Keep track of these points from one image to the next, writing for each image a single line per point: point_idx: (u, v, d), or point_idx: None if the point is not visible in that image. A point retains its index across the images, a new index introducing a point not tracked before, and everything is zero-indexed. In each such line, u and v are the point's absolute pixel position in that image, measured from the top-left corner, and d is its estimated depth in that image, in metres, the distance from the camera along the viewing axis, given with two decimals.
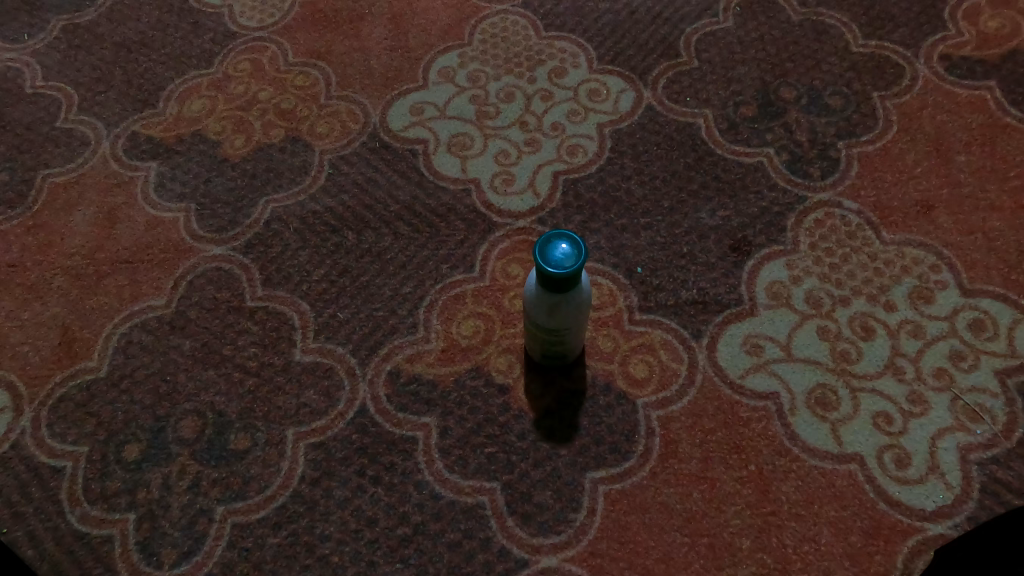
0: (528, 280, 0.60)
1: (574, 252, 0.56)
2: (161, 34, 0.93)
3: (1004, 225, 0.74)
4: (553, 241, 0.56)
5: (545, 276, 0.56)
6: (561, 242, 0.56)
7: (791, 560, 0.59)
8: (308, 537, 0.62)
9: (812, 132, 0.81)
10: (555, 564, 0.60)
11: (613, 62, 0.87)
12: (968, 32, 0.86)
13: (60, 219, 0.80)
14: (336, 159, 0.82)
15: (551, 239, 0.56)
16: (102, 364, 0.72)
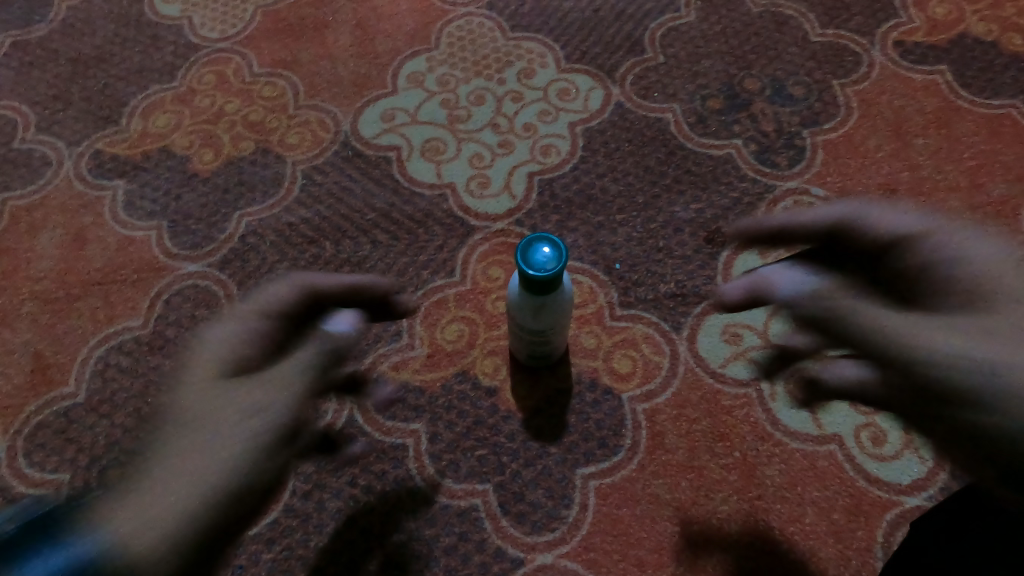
0: (511, 283, 0.61)
1: (555, 255, 0.56)
2: (120, 48, 0.91)
3: (963, 204, 0.77)
4: (534, 244, 0.56)
5: (527, 280, 0.56)
6: (542, 246, 0.56)
7: (778, 541, 0.61)
8: (303, 551, 0.62)
9: (778, 123, 0.83)
10: (551, 561, 0.61)
11: (580, 60, 0.88)
12: (919, 18, 0.88)
13: (25, 243, 0.78)
14: (309, 169, 0.82)
15: (532, 243, 0.56)
16: (80, 389, 0.71)
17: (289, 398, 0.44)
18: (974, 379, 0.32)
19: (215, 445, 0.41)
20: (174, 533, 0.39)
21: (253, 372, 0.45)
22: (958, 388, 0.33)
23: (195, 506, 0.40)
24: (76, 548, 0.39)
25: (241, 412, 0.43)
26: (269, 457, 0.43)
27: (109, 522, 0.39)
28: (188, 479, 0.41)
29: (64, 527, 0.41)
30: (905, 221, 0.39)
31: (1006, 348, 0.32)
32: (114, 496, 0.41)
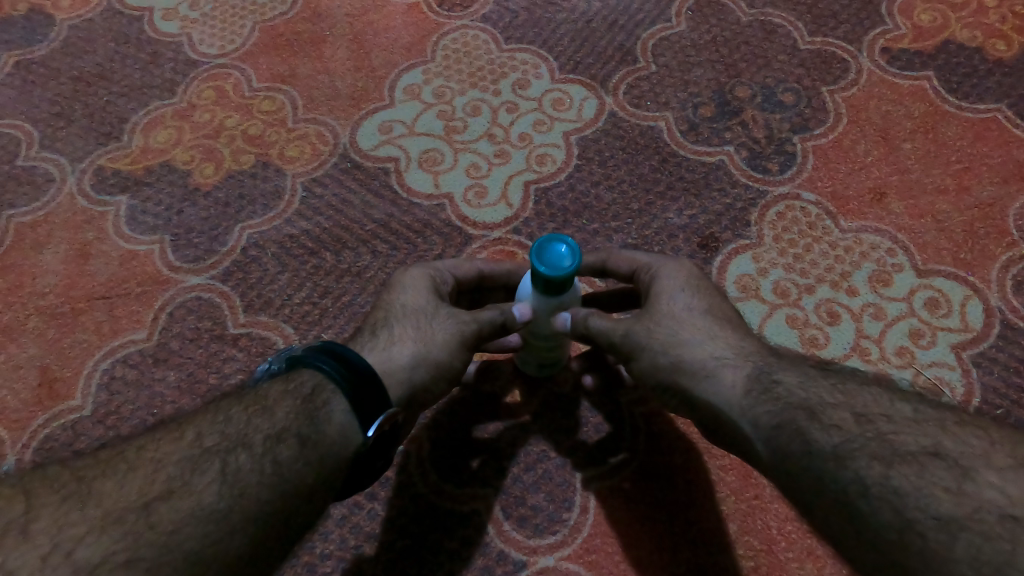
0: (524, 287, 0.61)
1: (571, 253, 0.57)
2: (121, 66, 0.93)
3: (951, 207, 0.78)
4: (550, 243, 0.57)
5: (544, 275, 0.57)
6: (558, 245, 0.57)
7: (776, 540, 0.62)
8: (308, 558, 0.63)
9: (768, 129, 0.84)
10: (553, 563, 0.62)
11: (573, 71, 0.90)
12: (905, 26, 0.90)
13: (30, 259, 0.79)
14: (308, 182, 0.83)
15: (548, 243, 0.57)
16: (86, 402, 0.71)
17: (460, 352, 0.58)
18: (645, 356, 0.55)
19: (395, 374, 0.55)
20: (343, 451, 0.50)
21: (435, 323, 0.58)
22: (638, 361, 0.55)
23: (357, 433, 0.51)
24: (255, 443, 0.47)
25: (432, 350, 0.57)
26: (433, 390, 0.57)
27: (287, 423, 0.48)
28: (355, 405, 0.51)
29: (224, 424, 0.48)
30: (626, 264, 0.62)
31: (653, 331, 0.55)
32: (288, 398, 0.50)
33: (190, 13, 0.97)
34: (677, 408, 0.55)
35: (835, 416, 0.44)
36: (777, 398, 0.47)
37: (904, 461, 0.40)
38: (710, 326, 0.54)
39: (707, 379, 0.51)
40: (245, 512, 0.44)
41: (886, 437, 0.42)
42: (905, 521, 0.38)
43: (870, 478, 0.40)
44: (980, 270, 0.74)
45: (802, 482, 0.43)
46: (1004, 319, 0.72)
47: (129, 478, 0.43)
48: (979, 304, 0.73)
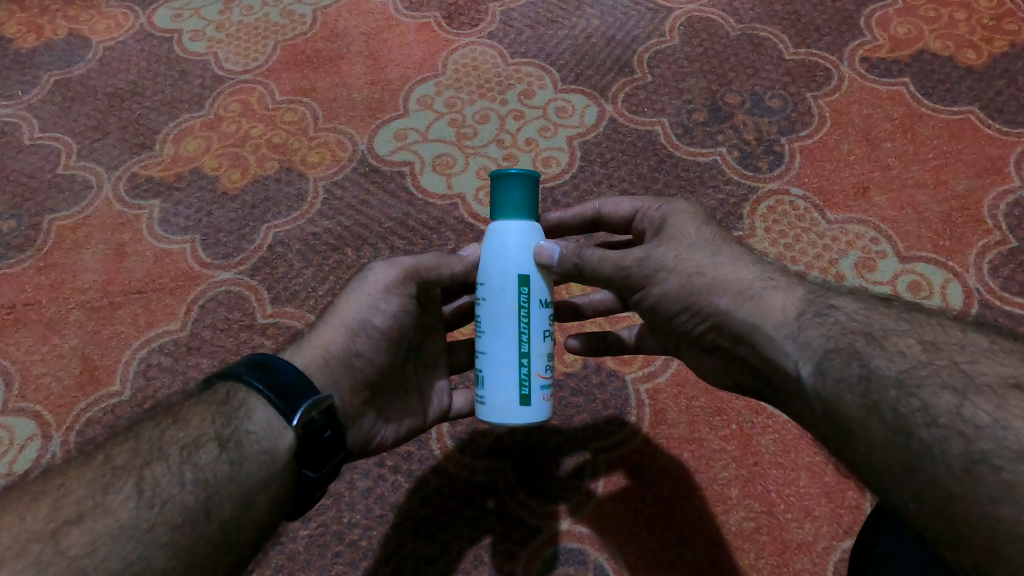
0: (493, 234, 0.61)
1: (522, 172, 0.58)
2: (152, 83, 0.99)
3: (930, 199, 0.84)
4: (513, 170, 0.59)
5: (498, 185, 0.58)
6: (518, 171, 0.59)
7: (775, 502, 0.67)
8: (337, 526, 0.68)
9: (758, 131, 0.90)
10: (567, 527, 0.68)
11: (575, 81, 0.96)
12: (882, 37, 0.97)
13: (70, 258, 0.85)
14: (329, 185, 0.89)
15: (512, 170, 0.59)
16: (125, 387, 0.76)
17: (372, 309, 0.59)
18: (667, 279, 0.57)
19: (316, 357, 0.57)
20: (273, 446, 0.51)
21: (344, 303, 0.60)
22: (656, 285, 0.57)
23: (284, 427, 0.51)
24: (171, 455, 0.48)
25: (340, 318, 0.59)
26: (360, 361, 0.58)
27: (203, 430, 0.50)
28: (273, 402, 0.51)
29: (133, 444, 0.49)
30: (625, 208, 0.66)
31: (677, 256, 0.57)
32: (204, 408, 0.51)
33: (215, 34, 1.04)
34: (700, 334, 0.57)
35: (898, 343, 0.46)
36: (830, 322, 0.49)
37: (980, 393, 0.40)
38: (736, 258, 0.57)
39: (748, 300, 0.53)
40: (168, 523, 0.45)
41: (960, 366, 0.42)
42: (975, 454, 0.38)
43: (938, 407, 0.41)
44: (959, 255, 0.80)
45: (854, 410, 0.44)
46: (983, 299, 0.77)
47: (33, 509, 0.44)
48: (959, 286, 0.78)
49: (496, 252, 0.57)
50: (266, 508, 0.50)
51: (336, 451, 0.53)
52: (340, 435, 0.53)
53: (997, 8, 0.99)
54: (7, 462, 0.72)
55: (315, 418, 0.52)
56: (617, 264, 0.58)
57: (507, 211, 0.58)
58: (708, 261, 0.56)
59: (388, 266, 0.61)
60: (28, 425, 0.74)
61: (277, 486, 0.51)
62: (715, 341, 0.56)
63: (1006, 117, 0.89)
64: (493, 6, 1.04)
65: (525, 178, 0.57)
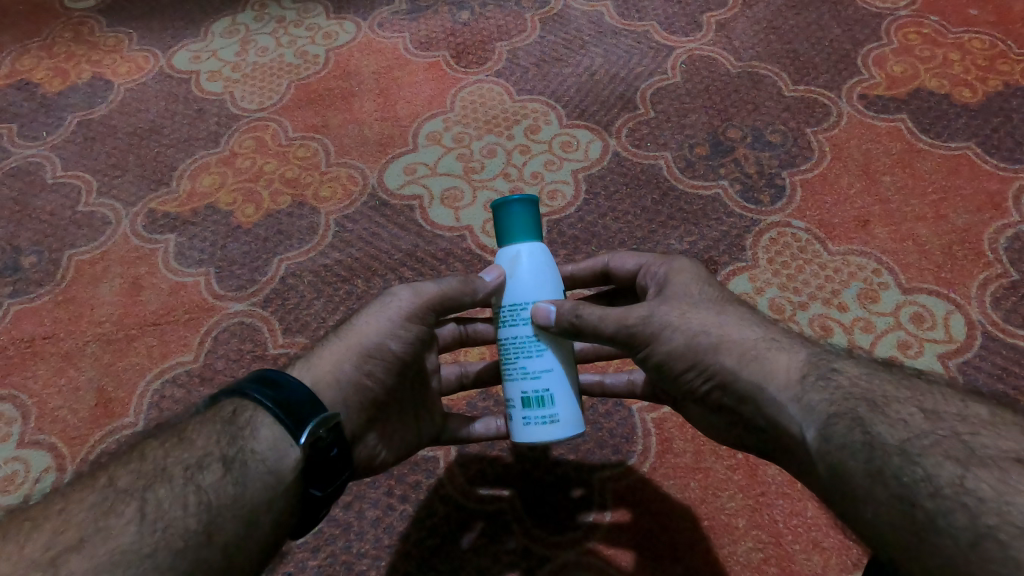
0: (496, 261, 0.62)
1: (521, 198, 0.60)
2: (171, 122, 1.03)
3: (930, 232, 0.85)
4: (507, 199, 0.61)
5: (511, 213, 0.59)
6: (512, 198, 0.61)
7: (783, 533, 0.67)
8: (346, 556, 0.68)
9: (759, 165, 0.92)
10: (574, 558, 0.68)
11: (580, 118, 0.99)
12: (879, 75, 1.00)
13: (88, 292, 0.87)
14: (341, 218, 0.91)
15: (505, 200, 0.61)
16: (138, 419, 0.77)
17: (390, 334, 0.61)
18: (673, 336, 0.57)
19: (327, 375, 0.58)
20: (277, 465, 0.52)
21: (363, 323, 0.61)
22: (661, 343, 0.57)
23: (292, 446, 0.53)
24: (174, 476, 0.48)
25: (356, 339, 0.60)
26: (372, 381, 0.60)
27: (207, 450, 0.50)
28: (282, 421, 0.53)
29: (137, 465, 0.49)
30: (630, 263, 0.68)
31: (680, 314, 0.57)
32: (209, 427, 0.52)
33: (232, 74, 1.08)
34: (705, 392, 0.57)
35: (900, 411, 0.46)
36: (833, 386, 0.49)
37: (983, 464, 0.40)
38: (729, 318, 0.57)
39: (752, 361, 0.53)
40: (170, 548, 0.44)
41: (962, 438, 0.43)
42: (980, 528, 0.38)
43: (942, 477, 0.41)
44: (961, 287, 0.81)
45: (857, 475, 0.44)
46: (986, 330, 0.78)
47: (33, 536, 0.43)
48: (961, 318, 0.79)
49: (511, 276, 0.59)
50: (269, 530, 0.51)
51: (341, 470, 0.54)
52: (346, 453, 0.55)
53: (991, 47, 1.01)
54: (22, 494, 0.73)
55: (321, 436, 0.52)
56: (619, 322, 0.58)
57: (513, 235, 0.60)
58: (712, 319, 0.57)
59: (411, 294, 0.63)
60: (43, 457, 0.75)
61: (282, 505, 0.52)
62: (718, 400, 0.56)
63: (1003, 153, 0.91)
64: (500, 47, 1.08)
65: (527, 204, 0.59)
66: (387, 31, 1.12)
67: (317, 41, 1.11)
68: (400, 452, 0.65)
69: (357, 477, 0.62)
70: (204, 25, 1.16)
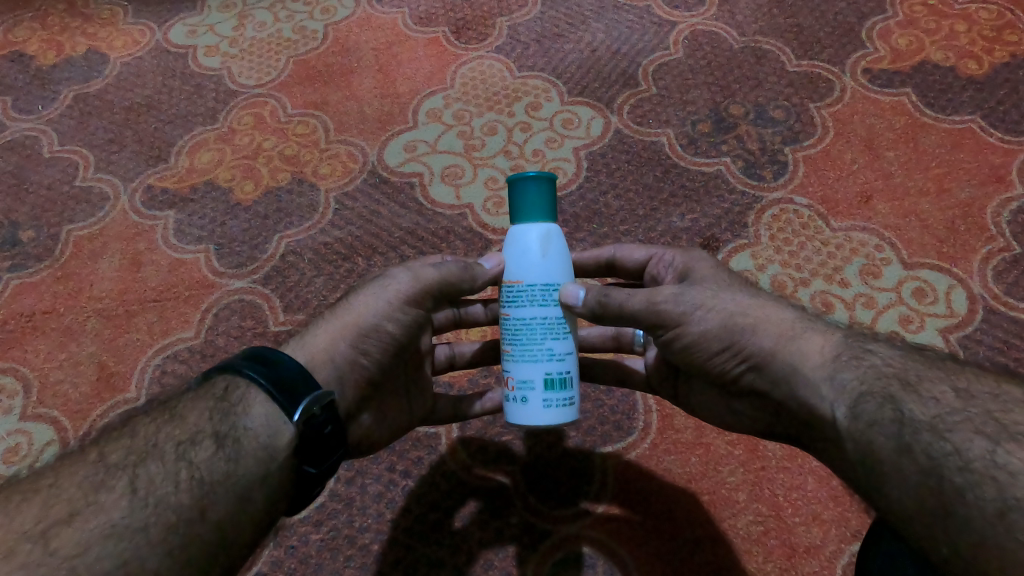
0: (513, 239, 0.60)
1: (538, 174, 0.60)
2: (168, 97, 1.02)
3: (934, 207, 0.85)
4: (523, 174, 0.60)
5: (540, 189, 0.59)
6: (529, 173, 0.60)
7: (783, 506, 0.68)
8: (349, 530, 0.69)
9: (762, 141, 0.92)
10: (576, 531, 0.68)
11: (581, 94, 0.98)
12: (884, 49, 0.99)
13: (87, 268, 0.86)
14: (341, 195, 0.91)
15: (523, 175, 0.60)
16: (140, 393, 0.78)
17: (386, 314, 0.60)
18: (706, 317, 0.56)
19: (320, 354, 0.58)
20: (271, 443, 0.51)
21: (357, 303, 0.61)
22: (693, 323, 0.56)
23: (285, 422, 0.52)
24: (166, 453, 0.48)
25: (353, 321, 0.60)
26: (367, 361, 0.60)
27: (199, 427, 0.50)
28: (276, 397, 0.52)
29: (130, 441, 0.49)
30: (639, 254, 0.68)
31: (713, 295, 0.57)
32: (201, 404, 0.52)
33: (229, 49, 1.07)
34: (737, 375, 0.56)
35: (932, 389, 0.45)
36: (866, 365, 0.49)
37: (1014, 440, 0.40)
38: (759, 300, 0.56)
39: (789, 342, 0.53)
40: (161, 523, 0.44)
41: (994, 414, 0.42)
42: (1008, 499, 0.38)
43: (971, 451, 0.41)
44: (963, 262, 0.80)
45: (886, 451, 0.44)
46: (988, 305, 0.77)
47: (23, 508, 0.43)
48: (963, 292, 0.78)
49: (541, 254, 0.58)
50: (263, 508, 0.50)
51: (336, 447, 0.54)
52: (340, 431, 0.54)
53: (998, 19, 1.00)
54: (26, 467, 0.74)
55: (316, 413, 0.52)
56: (648, 299, 0.57)
57: (528, 214, 0.59)
58: (746, 301, 0.56)
59: (411, 277, 0.62)
60: (46, 432, 0.76)
61: (277, 481, 0.51)
62: (751, 383, 0.55)
63: (1008, 126, 0.90)
64: (500, 21, 1.07)
65: (543, 181, 0.59)
66: (386, 6, 1.10)
67: (314, 15, 1.10)
68: (392, 435, 0.66)
69: (351, 456, 0.63)
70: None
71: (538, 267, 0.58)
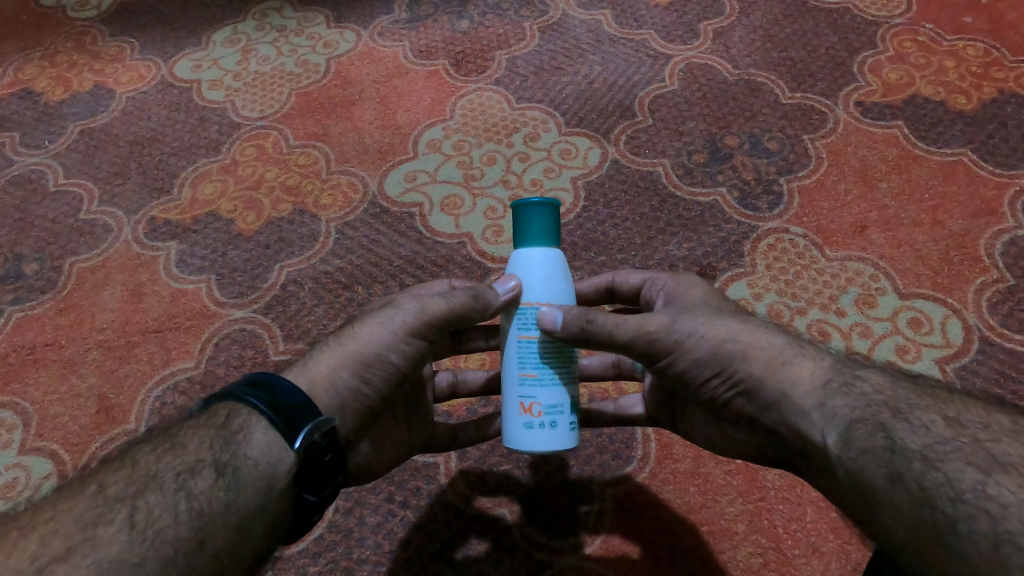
0: (527, 265, 0.60)
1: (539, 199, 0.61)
2: (172, 130, 1.04)
3: (927, 237, 0.86)
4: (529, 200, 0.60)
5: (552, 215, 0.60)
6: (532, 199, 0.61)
7: (783, 538, 0.67)
8: (347, 562, 0.68)
9: (757, 172, 0.93)
10: (576, 563, 0.68)
11: (578, 125, 1.00)
12: (875, 83, 1.01)
13: (90, 299, 0.87)
14: (341, 225, 0.92)
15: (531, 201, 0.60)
16: (140, 425, 0.78)
17: (389, 345, 0.60)
18: (699, 344, 0.56)
19: (323, 380, 0.58)
20: (271, 471, 0.51)
21: (359, 331, 0.61)
22: (685, 351, 0.57)
23: (285, 450, 0.52)
24: (165, 483, 0.48)
25: (356, 348, 0.60)
26: (369, 389, 0.60)
27: (199, 456, 0.50)
28: (276, 425, 0.52)
29: (130, 471, 0.49)
30: (635, 278, 0.69)
31: (705, 321, 0.57)
32: (201, 432, 0.52)
33: (233, 83, 1.09)
34: (727, 400, 0.57)
35: (923, 418, 0.46)
36: (856, 393, 0.49)
37: (1005, 471, 0.41)
38: (750, 325, 0.57)
39: (779, 368, 0.53)
40: (159, 557, 0.44)
41: (983, 444, 0.43)
42: (1001, 534, 0.38)
43: (963, 483, 0.41)
44: (958, 291, 0.81)
45: (879, 482, 0.44)
46: (983, 335, 0.78)
47: (19, 544, 0.43)
48: (958, 322, 0.79)
49: (560, 277, 0.60)
50: (261, 537, 0.51)
51: (335, 474, 0.56)
52: (339, 458, 0.56)
53: (986, 54, 1.02)
54: (24, 501, 0.74)
55: (317, 440, 0.53)
56: (639, 328, 0.57)
57: (538, 239, 0.60)
58: (737, 327, 0.57)
59: (417, 309, 0.61)
60: (45, 464, 0.76)
61: (276, 509, 0.52)
62: (741, 408, 0.56)
63: (998, 159, 0.92)
64: (499, 55, 1.09)
65: (546, 206, 0.60)
66: (387, 40, 1.13)
67: (317, 50, 1.12)
68: (393, 463, 0.66)
69: (348, 484, 0.63)
70: (205, 34, 1.17)
71: (561, 292, 0.60)
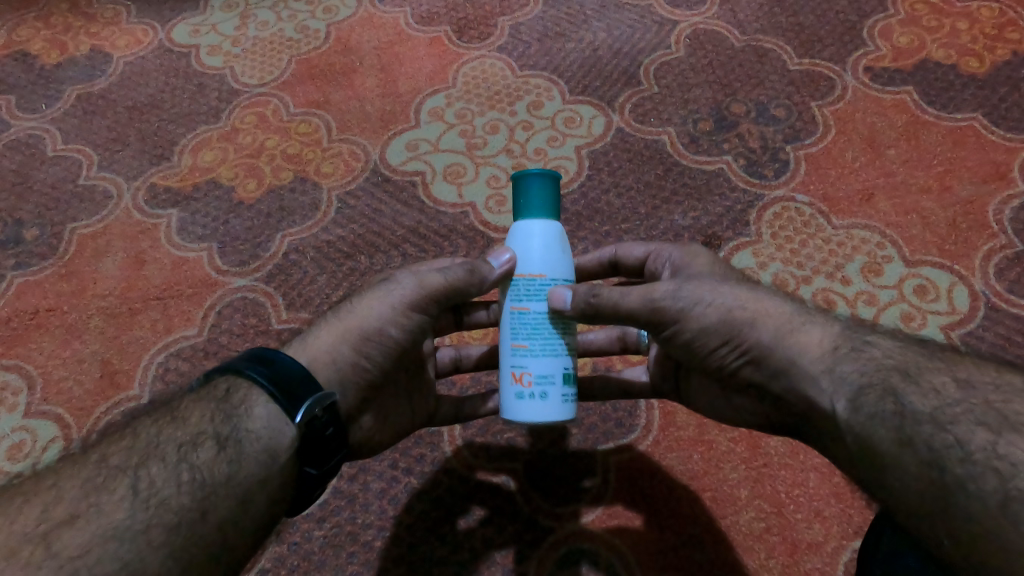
0: (530, 238, 0.59)
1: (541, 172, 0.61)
2: (171, 96, 1.02)
3: (935, 204, 0.85)
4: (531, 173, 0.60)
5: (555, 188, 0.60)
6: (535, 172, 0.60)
7: (785, 503, 0.68)
8: (351, 527, 0.69)
9: (763, 140, 0.92)
10: (579, 528, 0.68)
11: (583, 93, 0.98)
12: (885, 47, 0.99)
13: (91, 266, 0.87)
14: (343, 194, 0.91)
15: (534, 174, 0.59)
16: (144, 391, 0.78)
17: (389, 319, 0.59)
18: (702, 314, 0.56)
19: (323, 355, 0.58)
20: (272, 444, 0.51)
21: (358, 304, 0.60)
22: (692, 319, 0.56)
23: (286, 423, 0.52)
24: (167, 454, 0.48)
25: (357, 322, 0.59)
26: (369, 363, 0.59)
27: (200, 429, 0.50)
28: (278, 401, 0.52)
29: (131, 443, 0.49)
30: (638, 250, 0.68)
31: (712, 290, 0.56)
32: (202, 405, 0.52)
33: (232, 48, 1.07)
34: (735, 368, 0.56)
35: (934, 380, 0.45)
36: (866, 357, 0.49)
37: (1016, 429, 0.41)
38: (757, 294, 0.56)
39: (790, 335, 0.52)
40: (164, 524, 0.45)
41: (993, 404, 0.43)
42: (1010, 491, 0.39)
43: (973, 443, 0.41)
44: (965, 259, 0.81)
45: (886, 442, 0.44)
46: (990, 302, 0.78)
47: (25, 509, 0.43)
48: (965, 290, 0.78)
49: (562, 251, 0.60)
50: (265, 508, 0.51)
51: (336, 449, 0.55)
52: (341, 432, 0.55)
53: (1000, 16, 1.00)
54: (30, 464, 0.74)
55: (317, 415, 0.53)
56: (645, 296, 0.57)
57: (539, 212, 0.59)
58: (744, 294, 0.56)
59: (416, 282, 0.61)
60: (50, 428, 0.76)
61: (280, 481, 0.52)
62: (749, 376, 0.55)
63: (1010, 124, 0.90)
64: (502, 21, 1.07)
65: (547, 178, 0.59)
66: (388, 5, 1.11)
67: (317, 15, 1.10)
68: (396, 435, 0.66)
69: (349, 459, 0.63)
70: None
71: (561, 264, 0.60)
